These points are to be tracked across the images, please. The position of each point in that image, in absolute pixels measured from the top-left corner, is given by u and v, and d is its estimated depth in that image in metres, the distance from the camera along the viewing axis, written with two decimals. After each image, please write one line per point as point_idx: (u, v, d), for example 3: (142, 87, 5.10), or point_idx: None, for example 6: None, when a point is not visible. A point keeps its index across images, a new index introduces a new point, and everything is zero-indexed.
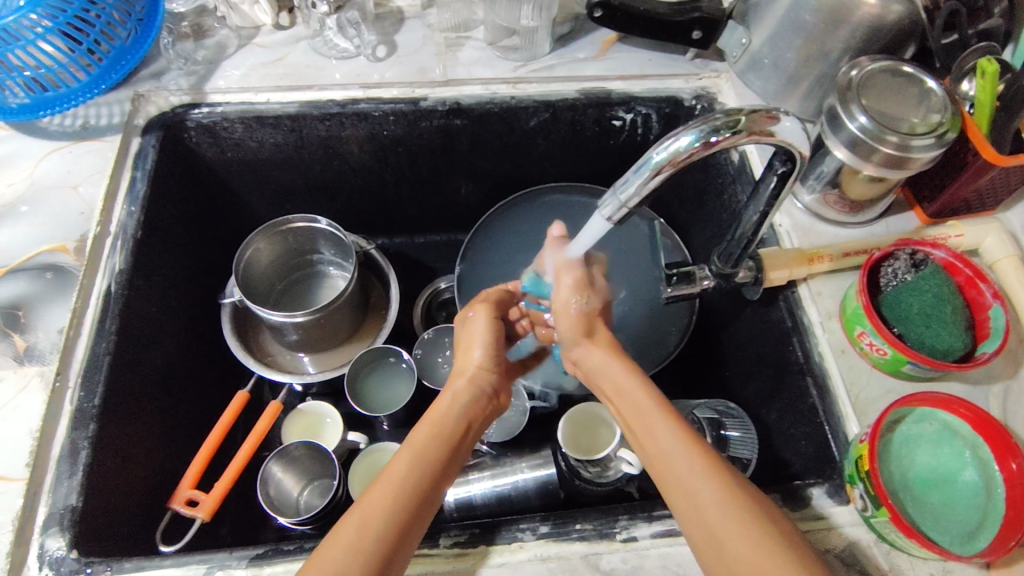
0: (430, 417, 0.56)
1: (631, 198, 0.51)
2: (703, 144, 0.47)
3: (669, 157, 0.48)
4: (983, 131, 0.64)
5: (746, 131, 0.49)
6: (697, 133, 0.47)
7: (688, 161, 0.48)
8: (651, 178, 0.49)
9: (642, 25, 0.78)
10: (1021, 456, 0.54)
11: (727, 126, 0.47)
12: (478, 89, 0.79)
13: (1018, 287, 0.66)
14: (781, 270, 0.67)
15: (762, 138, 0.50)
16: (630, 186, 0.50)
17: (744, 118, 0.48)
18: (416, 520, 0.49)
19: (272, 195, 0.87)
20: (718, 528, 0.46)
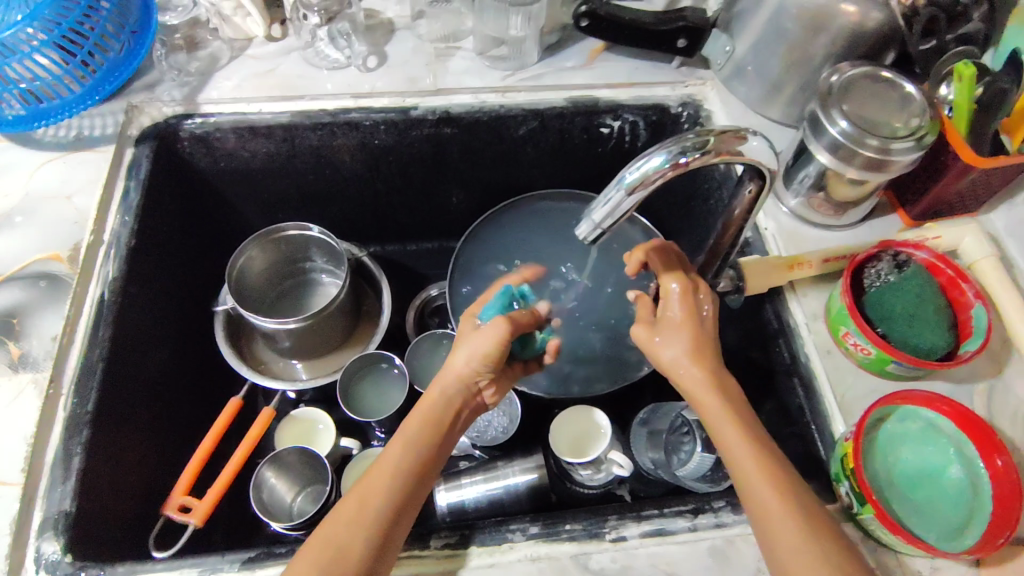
0: (424, 408, 0.57)
1: (605, 218, 0.51)
2: (673, 165, 0.48)
3: (642, 177, 0.48)
4: (963, 133, 0.65)
5: (715, 152, 0.50)
6: (667, 154, 0.48)
7: (660, 181, 0.49)
8: (625, 197, 0.49)
9: (628, 34, 0.79)
10: (1006, 452, 0.54)
11: (696, 146, 0.49)
12: (467, 98, 0.80)
13: (999, 286, 0.67)
14: (762, 279, 0.68)
15: (730, 157, 0.51)
16: (604, 205, 0.50)
17: (713, 139, 0.49)
18: (409, 498, 0.52)
19: (266, 204, 0.88)
20: (766, 507, 0.49)
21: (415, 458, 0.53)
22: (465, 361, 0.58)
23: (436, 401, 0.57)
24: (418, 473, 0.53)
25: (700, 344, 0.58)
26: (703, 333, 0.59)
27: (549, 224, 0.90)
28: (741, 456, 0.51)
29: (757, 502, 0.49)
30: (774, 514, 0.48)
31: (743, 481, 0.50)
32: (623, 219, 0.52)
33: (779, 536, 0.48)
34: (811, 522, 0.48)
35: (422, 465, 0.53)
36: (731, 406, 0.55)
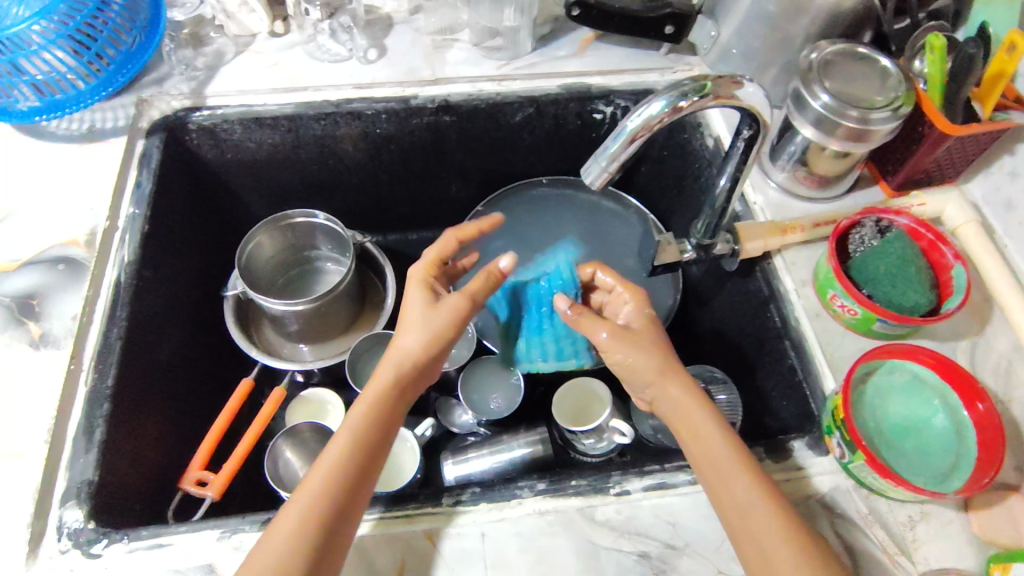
0: (365, 398, 0.57)
1: (612, 164, 0.54)
2: (673, 109, 0.52)
3: (643, 122, 0.52)
4: (937, 104, 0.68)
5: (712, 95, 0.54)
6: (667, 99, 0.52)
7: (660, 126, 0.53)
8: (628, 143, 0.53)
9: (619, 22, 0.83)
10: (987, 398, 0.57)
11: (694, 90, 0.52)
12: (465, 87, 0.84)
13: (979, 248, 0.71)
14: (756, 241, 0.71)
15: (728, 100, 0.54)
16: (609, 153, 0.54)
17: (709, 83, 0.53)
18: (348, 491, 0.52)
19: (271, 194, 0.91)
20: (751, 514, 0.50)
21: (357, 454, 0.54)
22: (418, 343, 0.60)
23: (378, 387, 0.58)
24: (360, 475, 0.53)
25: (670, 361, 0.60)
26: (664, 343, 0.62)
27: (546, 209, 0.94)
28: (722, 455, 0.53)
29: (719, 491, 0.52)
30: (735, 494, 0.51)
31: (707, 471, 0.53)
32: (625, 165, 0.55)
33: (736, 522, 0.51)
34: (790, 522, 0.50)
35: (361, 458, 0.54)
36: (694, 399, 0.57)
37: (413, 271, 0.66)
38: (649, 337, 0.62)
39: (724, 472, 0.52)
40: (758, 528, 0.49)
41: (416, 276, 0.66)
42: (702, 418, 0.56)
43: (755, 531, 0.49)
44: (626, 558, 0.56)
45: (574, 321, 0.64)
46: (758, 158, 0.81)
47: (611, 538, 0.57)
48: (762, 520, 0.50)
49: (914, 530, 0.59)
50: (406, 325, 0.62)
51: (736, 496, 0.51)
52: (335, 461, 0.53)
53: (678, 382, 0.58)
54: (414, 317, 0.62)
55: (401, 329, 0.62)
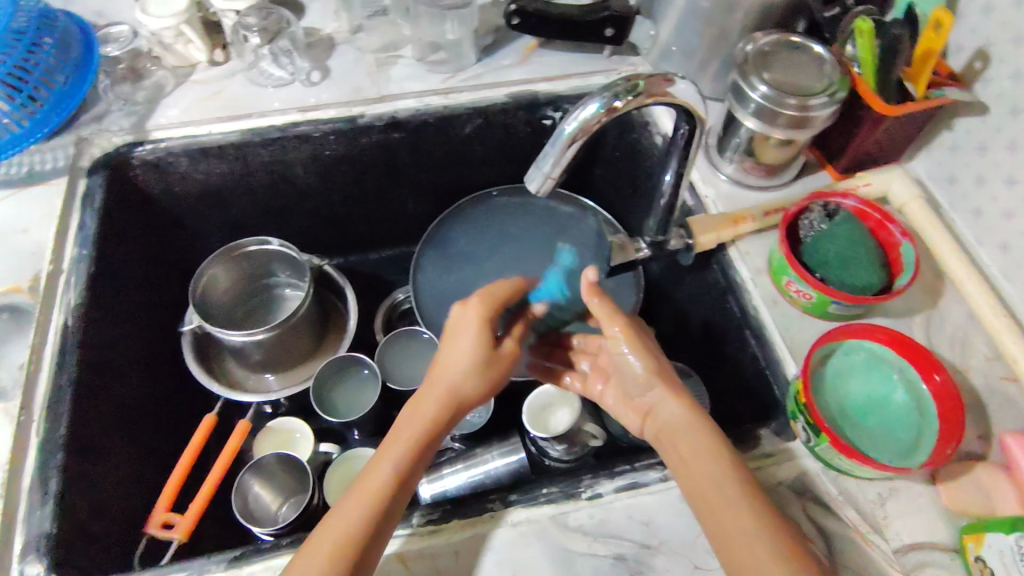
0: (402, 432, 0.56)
1: (554, 169, 0.54)
2: (608, 110, 0.52)
3: (580, 126, 0.52)
4: (872, 87, 0.69)
5: (646, 93, 0.54)
6: (601, 100, 0.52)
7: (598, 127, 0.53)
8: (568, 147, 0.53)
9: (559, 28, 0.84)
10: (944, 368, 0.59)
11: (627, 90, 0.52)
12: (411, 102, 0.83)
13: (925, 224, 0.73)
14: (709, 234, 0.72)
15: (661, 99, 0.55)
16: (550, 158, 0.54)
17: (642, 82, 0.53)
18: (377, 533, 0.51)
19: (224, 224, 0.89)
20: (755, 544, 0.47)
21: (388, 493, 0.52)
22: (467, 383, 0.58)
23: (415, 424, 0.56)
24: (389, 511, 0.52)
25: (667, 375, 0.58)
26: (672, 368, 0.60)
27: (504, 218, 0.94)
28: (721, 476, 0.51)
29: (710, 498, 0.50)
30: (734, 501, 0.49)
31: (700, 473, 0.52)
32: (568, 168, 0.55)
33: (722, 528, 0.49)
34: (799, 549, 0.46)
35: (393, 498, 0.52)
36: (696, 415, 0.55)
37: (477, 306, 0.60)
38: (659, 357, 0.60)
39: (722, 497, 0.50)
40: (753, 534, 0.47)
41: (472, 314, 0.60)
42: (697, 444, 0.53)
43: (745, 533, 0.47)
44: (601, 562, 0.55)
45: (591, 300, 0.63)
46: (707, 152, 0.82)
47: (585, 544, 0.56)
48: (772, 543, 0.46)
49: (884, 507, 0.59)
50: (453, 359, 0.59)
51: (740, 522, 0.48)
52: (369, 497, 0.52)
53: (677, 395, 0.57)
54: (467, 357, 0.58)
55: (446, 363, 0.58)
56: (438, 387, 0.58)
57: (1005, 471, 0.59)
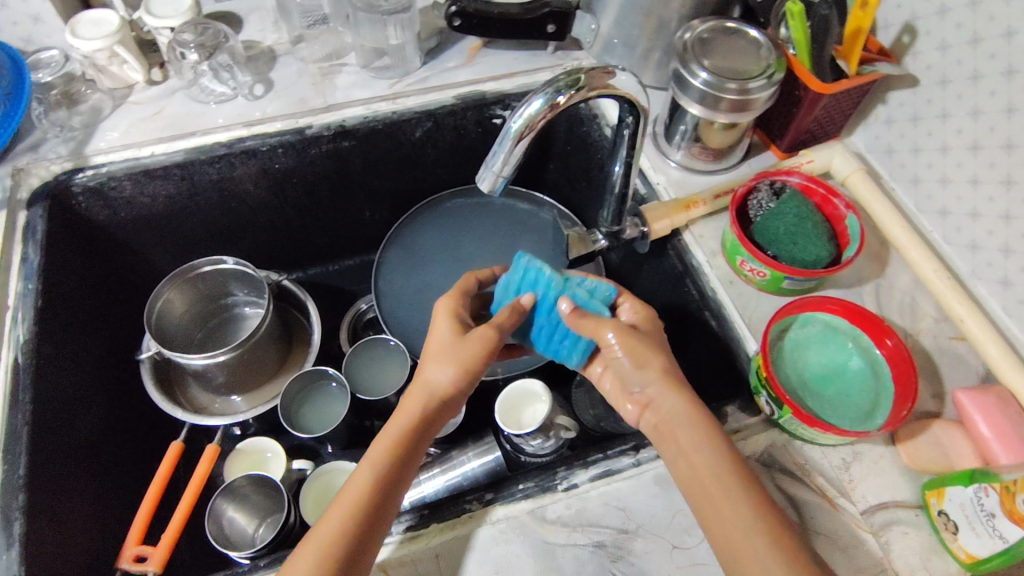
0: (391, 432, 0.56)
1: (504, 167, 0.55)
2: (551, 105, 0.53)
3: (526, 122, 0.52)
4: (807, 67, 0.72)
5: (588, 87, 0.54)
6: (544, 96, 0.52)
7: (543, 123, 0.53)
8: (515, 145, 0.53)
9: (501, 27, 0.84)
10: (894, 333, 0.61)
11: (569, 84, 0.53)
12: (359, 109, 0.83)
13: (869, 196, 0.75)
14: (663, 221, 0.73)
15: (603, 91, 0.55)
16: (500, 157, 0.54)
17: (583, 76, 0.54)
18: (365, 534, 0.51)
19: (176, 247, 0.88)
20: (743, 534, 0.48)
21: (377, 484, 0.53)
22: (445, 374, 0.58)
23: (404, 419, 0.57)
24: (377, 511, 0.52)
25: (669, 371, 0.57)
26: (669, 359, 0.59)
27: (462, 219, 0.94)
28: (716, 468, 0.51)
29: (706, 489, 0.51)
30: (731, 496, 0.50)
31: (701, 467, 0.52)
32: (519, 164, 0.56)
33: (716, 518, 0.50)
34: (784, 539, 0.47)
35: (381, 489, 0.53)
36: (697, 408, 0.55)
37: (443, 301, 0.64)
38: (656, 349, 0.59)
39: (714, 489, 0.50)
40: (748, 531, 0.48)
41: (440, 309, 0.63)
42: (695, 435, 0.53)
43: (738, 525, 0.48)
44: (582, 551, 0.56)
45: (576, 323, 0.60)
46: (655, 140, 0.83)
47: (565, 535, 0.57)
48: (757, 534, 0.47)
49: (849, 471, 0.61)
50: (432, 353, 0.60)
51: (730, 514, 0.49)
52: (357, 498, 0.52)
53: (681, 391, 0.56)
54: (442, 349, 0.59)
55: (429, 358, 0.60)
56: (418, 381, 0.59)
57: (957, 425, 0.62)
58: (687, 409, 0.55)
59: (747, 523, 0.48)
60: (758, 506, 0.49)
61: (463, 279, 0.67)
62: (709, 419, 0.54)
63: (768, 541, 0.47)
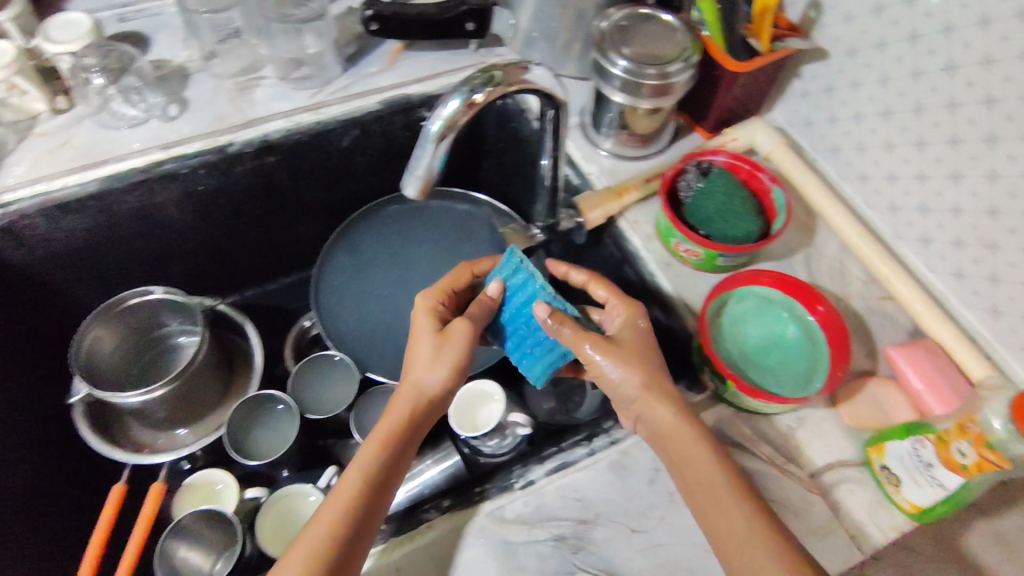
0: (376, 435, 0.57)
1: (427, 170, 0.54)
2: (468, 104, 0.52)
3: (444, 123, 0.52)
4: (722, 47, 0.73)
5: (505, 83, 0.53)
6: (460, 95, 0.52)
7: (463, 122, 0.53)
8: (436, 147, 0.53)
9: (419, 29, 0.83)
10: (825, 298, 0.63)
11: (485, 81, 0.52)
12: (281, 123, 0.80)
13: (793, 168, 0.77)
14: (597, 210, 0.73)
15: (521, 86, 0.54)
16: (422, 160, 0.54)
17: (498, 72, 0.53)
18: (352, 539, 0.52)
19: (101, 282, 0.83)
20: (740, 539, 0.49)
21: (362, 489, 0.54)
22: (428, 372, 0.59)
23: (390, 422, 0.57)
24: (364, 515, 0.53)
25: (657, 377, 0.58)
26: (655, 362, 0.59)
27: (401, 225, 0.92)
28: (710, 479, 0.53)
29: (706, 502, 0.52)
30: (726, 508, 0.51)
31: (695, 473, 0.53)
32: (441, 166, 0.55)
33: (717, 527, 0.51)
34: (779, 537, 0.49)
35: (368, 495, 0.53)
36: (686, 420, 0.56)
37: (422, 297, 0.64)
38: (642, 351, 0.59)
39: (713, 499, 0.52)
40: (743, 538, 0.49)
41: (421, 306, 0.64)
42: (688, 449, 0.54)
43: (737, 533, 0.50)
44: (543, 546, 0.56)
45: (555, 332, 0.56)
46: (583, 130, 0.84)
47: (525, 532, 0.56)
48: (752, 537, 0.49)
49: (795, 437, 0.63)
50: (415, 355, 0.61)
51: (728, 522, 0.50)
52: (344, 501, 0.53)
53: (669, 402, 0.56)
54: (424, 349, 0.60)
55: (415, 361, 0.60)
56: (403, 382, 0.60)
57: (894, 383, 0.64)
58: (679, 422, 0.56)
59: (743, 529, 0.50)
60: (754, 512, 0.50)
61: (446, 279, 0.66)
62: (699, 431, 0.55)
63: (763, 542, 0.48)
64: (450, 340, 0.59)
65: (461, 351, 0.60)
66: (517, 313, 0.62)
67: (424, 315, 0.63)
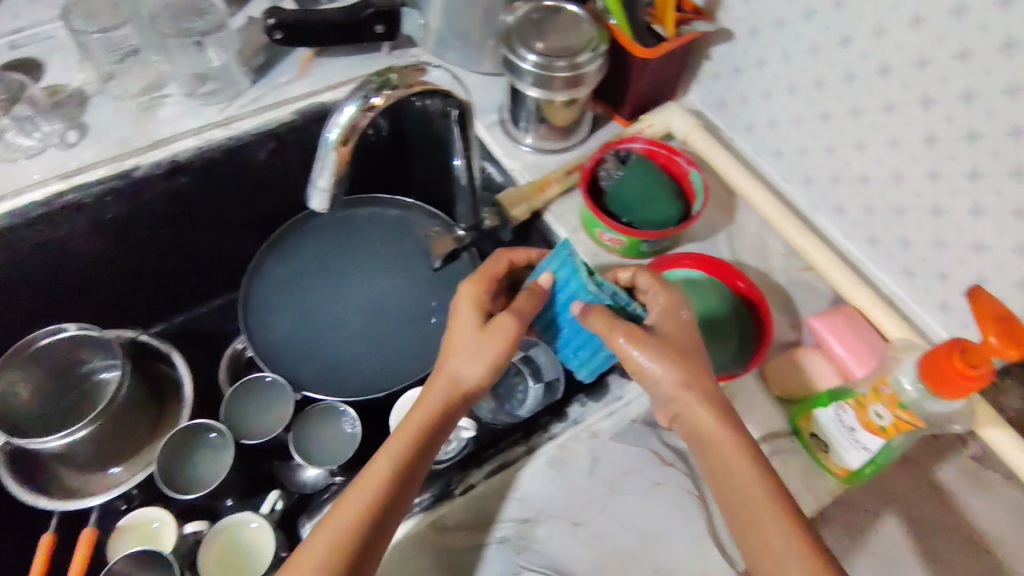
0: (405, 431, 0.55)
1: (331, 180, 0.53)
2: (367, 109, 0.51)
3: (342, 130, 0.51)
4: (630, 34, 0.73)
5: (402, 85, 0.53)
6: (357, 100, 0.51)
7: (363, 127, 0.52)
8: (336, 156, 0.52)
9: (327, 34, 0.81)
10: (742, 273, 0.66)
11: (381, 84, 0.52)
12: (189, 140, 0.78)
13: (710, 148, 0.78)
14: (520, 206, 0.74)
15: (420, 87, 0.55)
16: (324, 170, 0.53)
17: (394, 74, 0.53)
18: (371, 540, 0.50)
19: (12, 324, 0.79)
20: (773, 551, 0.48)
21: (389, 481, 0.52)
22: (466, 367, 0.57)
23: (425, 412, 0.56)
24: (385, 515, 0.51)
25: (701, 377, 0.55)
26: (701, 359, 0.56)
27: (332, 235, 0.89)
28: (750, 489, 0.50)
29: (743, 509, 0.50)
30: (764, 519, 0.49)
31: (730, 470, 0.51)
32: (343, 176, 0.55)
33: (753, 536, 0.49)
34: (814, 553, 0.47)
35: (395, 486, 0.52)
36: (730, 426, 0.53)
37: (470, 283, 0.61)
38: (689, 346, 0.56)
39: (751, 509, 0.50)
40: (779, 552, 0.47)
41: (466, 293, 0.60)
42: (730, 455, 0.52)
43: (772, 546, 0.48)
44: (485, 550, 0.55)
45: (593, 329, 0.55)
46: (504, 127, 0.83)
47: (466, 538, 0.57)
48: (788, 550, 0.47)
49: None
50: (455, 346, 0.58)
51: (764, 532, 0.48)
52: (367, 500, 0.51)
53: (714, 407, 0.54)
54: (465, 343, 0.58)
55: (456, 353, 0.58)
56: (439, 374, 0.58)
57: (817, 348, 0.65)
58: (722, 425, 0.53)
59: (779, 544, 0.48)
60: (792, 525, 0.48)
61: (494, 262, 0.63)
62: (741, 440, 0.53)
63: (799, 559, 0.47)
64: (490, 335, 0.57)
65: (504, 348, 0.57)
66: (563, 308, 0.60)
67: (467, 303, 0.60)
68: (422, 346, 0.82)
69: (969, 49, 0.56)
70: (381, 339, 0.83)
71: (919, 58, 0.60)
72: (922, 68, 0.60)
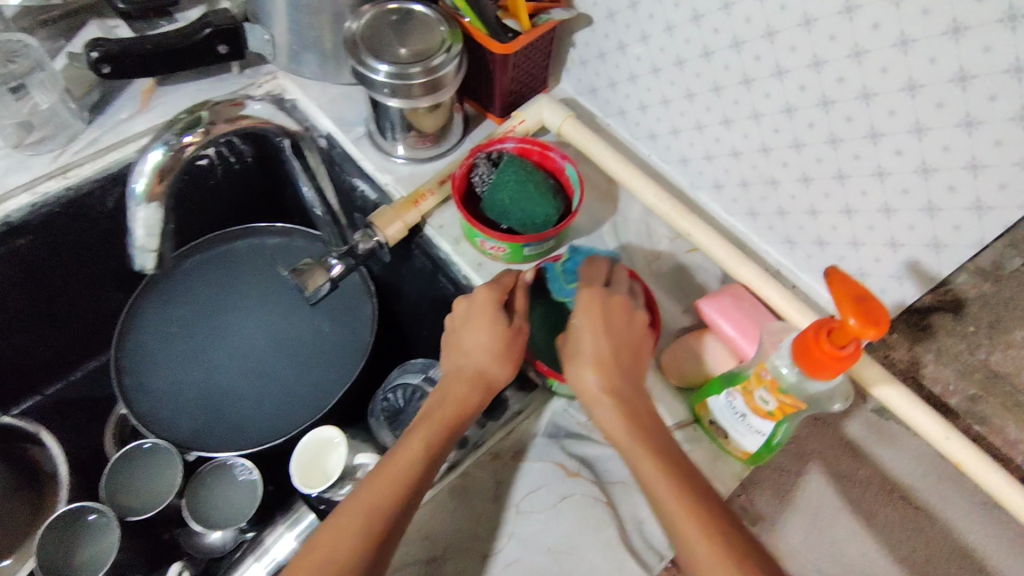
0: (435, 417, 0.56)
1: (150, 234, 0.52)
2: (176, 153, 0.50)
3: (152, 177, 0.49)
4: (484, 30, 0.70)
5: (215, 122, 0.51)
6: (165, 144, 0.49)
7: (175, 171, 0.50)
8: (148, 208, 0.50)
9: (163, 63, 0.74)
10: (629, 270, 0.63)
11: (192, 123, 0.50)
12: (22, 198, 0.70)
13: (582, 140, 0.75)
14: (393, 225, 0.69)
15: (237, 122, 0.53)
16: (141, 224, 0.51)
17: (204, 113, 0.51)
18: (394, 525, 0.49)
19: None
20: (689, 553, 0.45)
21: (418, 474, 0.52)
22: (492, 360, 0.58)
23: (454, 408, 0.56)
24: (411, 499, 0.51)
25: (614, 373, 0.54)
26: (618, 356, 0.55)
27: (206, 274, 0.83)
28: (659, 488, 0.48)
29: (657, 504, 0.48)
30: (680, 518, 0.46)
31: (639, 464, 0.50)
32: (165, 229, 0.54)
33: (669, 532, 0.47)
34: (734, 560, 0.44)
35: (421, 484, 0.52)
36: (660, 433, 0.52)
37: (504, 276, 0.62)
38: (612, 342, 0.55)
39: (660, 505, 0.48)
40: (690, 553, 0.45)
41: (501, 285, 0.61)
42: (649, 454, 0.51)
43: (688, 548, 0.45)
44: None
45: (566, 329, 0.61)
46: (372, 139, 0.78)
47: None
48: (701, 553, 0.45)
49: None
50: (470, 338, 0.59)
51: (676, 532, 0.46)
52: (398, 482, 0.51)
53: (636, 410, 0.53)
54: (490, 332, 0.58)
55: (474, 343, 0.58)
56: (466, 363, 0.58)
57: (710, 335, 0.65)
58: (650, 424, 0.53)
59: (693, 549, 0.45)
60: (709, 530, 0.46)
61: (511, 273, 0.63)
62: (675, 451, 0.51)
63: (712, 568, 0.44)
64: (511, 333, 0.59)
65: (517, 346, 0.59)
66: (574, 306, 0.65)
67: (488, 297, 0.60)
68: (319, 386, 0.78)
69: (812, 15, 0.55)
70: (271, 382, 0.79)
71: (767, 29, 0.59)
72: (771, 39, 0.59)
